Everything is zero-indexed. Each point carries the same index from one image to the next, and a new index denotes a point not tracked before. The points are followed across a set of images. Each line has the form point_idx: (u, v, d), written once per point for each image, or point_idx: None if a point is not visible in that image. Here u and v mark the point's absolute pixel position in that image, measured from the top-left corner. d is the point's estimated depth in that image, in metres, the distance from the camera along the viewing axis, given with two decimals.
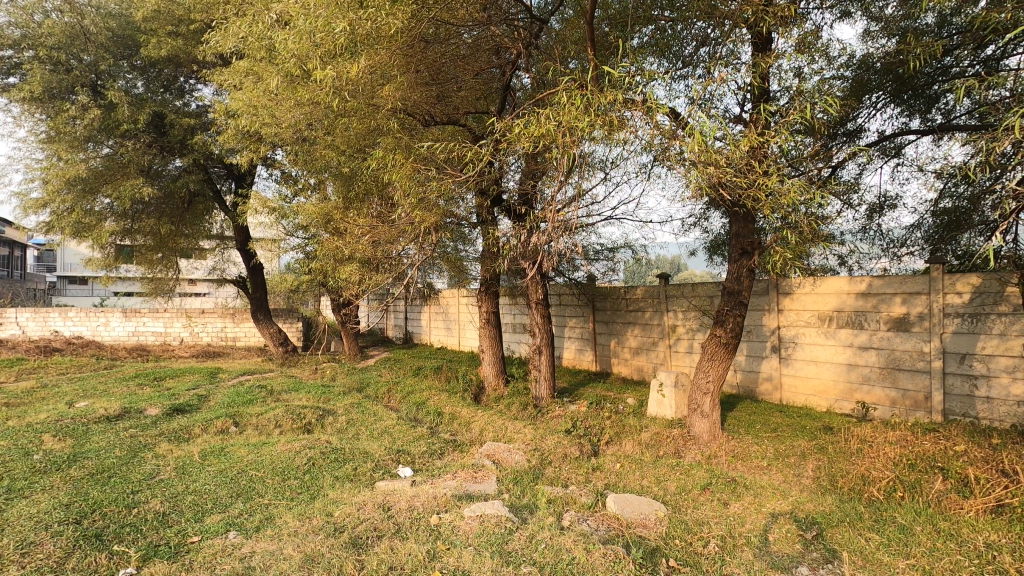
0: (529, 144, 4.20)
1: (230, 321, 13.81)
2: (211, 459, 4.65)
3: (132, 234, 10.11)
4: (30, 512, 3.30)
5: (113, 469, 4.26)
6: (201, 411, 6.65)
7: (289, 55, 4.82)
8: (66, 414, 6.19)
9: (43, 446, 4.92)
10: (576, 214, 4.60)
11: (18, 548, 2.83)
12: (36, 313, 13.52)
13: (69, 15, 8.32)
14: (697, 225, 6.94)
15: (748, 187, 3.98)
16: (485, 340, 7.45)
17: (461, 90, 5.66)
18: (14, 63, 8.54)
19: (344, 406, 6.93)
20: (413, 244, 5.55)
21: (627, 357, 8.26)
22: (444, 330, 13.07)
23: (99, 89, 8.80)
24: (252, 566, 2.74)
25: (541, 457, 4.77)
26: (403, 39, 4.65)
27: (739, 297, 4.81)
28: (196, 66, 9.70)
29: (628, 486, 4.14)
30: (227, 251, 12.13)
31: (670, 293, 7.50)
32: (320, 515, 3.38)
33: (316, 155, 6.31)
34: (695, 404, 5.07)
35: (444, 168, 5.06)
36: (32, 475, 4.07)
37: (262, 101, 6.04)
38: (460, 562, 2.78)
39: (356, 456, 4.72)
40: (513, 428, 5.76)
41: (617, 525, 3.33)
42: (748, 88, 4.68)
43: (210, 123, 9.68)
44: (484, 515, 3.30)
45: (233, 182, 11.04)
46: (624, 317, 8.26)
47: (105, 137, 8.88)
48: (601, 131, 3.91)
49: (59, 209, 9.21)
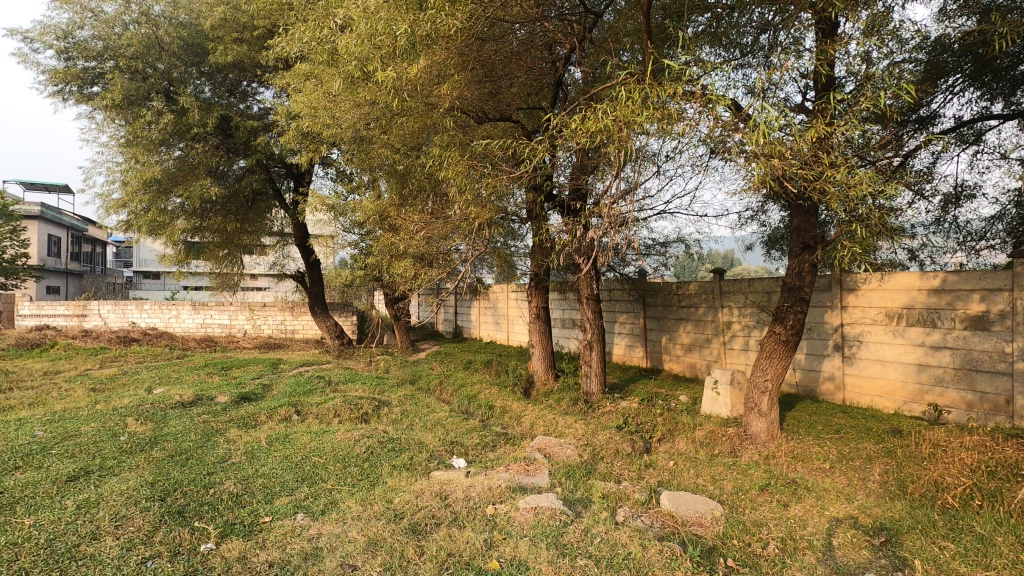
0: (584, 139, 4.18)
1: (289, 315, 14.39)
2: (276, 445, 4.90)
3: (201, 231, 10.74)
4: (121, 488, 3.59)
5: (190, 452, 4.56)
6: (266, 400, 7.02)
7: (350, 58, 4.92)
8: (146, 400, 6.67)
9: (127, 428, 5.33)
10: (630, 208, 4.55)
11: (113, 521, 3.09)
12: (115, 306, 14.59)
13: (146, 26, 8.74)
14: (754, 219, 6.72)
15: (814, 180, 3.84)
16: (535, 334, 7.48)
17: (513, 86, 5.68)
18: (97, 73, 9.00)
19: (398, 397, 7.14)
20: (466, 240, 5.64)
21: (679, 354, 8.11)
22: (493, 325, 13.20)
23: (172, 95, 9.27)
24: (320, 547, 2.88)
25: (592, 452, 4.78)
26: (460, 39, 4.72)
27: (801, 293, 4.63)
28: (259, 70, 10.15)
29: (682, 484, 4.08)
30: (286, 248, 12.67)
31: (726, 288, 7.29)
32: (381, 501, 3.52)
33: (373, 154, 6.49)
34: (752, 403, 4.93)
35: (498, 164, 5.13)
36: (120, 454, 4.42)
37: (322, 102, 6.26)
38: (516, 551, 2.83)
39: (412, 446, 4.87)
40: (564, 423, 5.78)
41: (672, 523, 3.30)
42: (811, 76, 4.49)
43: (271, 124, 10.13)
44: (539, 507, 3.36)
45: (293, 181, 11.51)
46: (676, 313, 8.12)
47: (177, 140, 9.42)
48: (659, 124, 3.84)
49: (136, 209, 9.91)
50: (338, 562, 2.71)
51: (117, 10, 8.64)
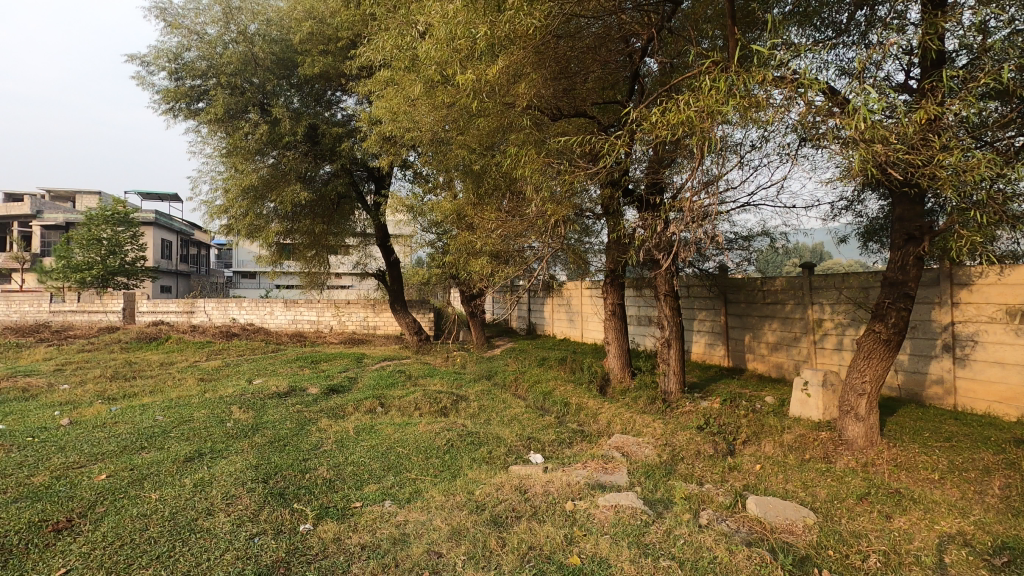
0: (664, 133, 4.08)
1: (371, 312, 15.08)
2: (363, 434, 5.17)
3: (292, 233, 11.49)
4: (230, 470, 3.93)
5: (287, 439, 4.91)
6: (352, 392, 7.42)
7: (430, 63, 5.09)
8: (247, 389, 7.25)
9: (232, 415, 5.81)
10: (713, 201, 4.39)
11: (225, 499, 3.40)
12: (218, 303, 15.92)
13: (243, 44, 9.36)
14: (850, 210, 6.26)
15: (922, 164, 3.54)
16: (611, 332, 7.39)
17: (588, 81, 5.64)
18: (202, 90, 9.80)
19: (475, 392, 7.31)
20: (541, 238, 5.68)
21: (764, 353, 7.72)
22: (567, 322, 13.18)
23: (266, 107, 9.93)
24: (407, 533, 3.02)
25: (672, 453, 4.67)
26: (538, 37, 4.72)
27: (904, 288, 4.27)
28: (343, 80, 10.68)
29: (770, 489, 3.90)
30: (368, 248, 13.29)
31: (816, 284, 6.85)
32: (463, 492, 3.63)
33: (450, 155, 6.68)
34: (847, 406, 4.61)
35: (575, 161, 5.11)
36: (227, 439, 4.84)
37: (402, 107, 6.46)
38: (597, 548, 2.83)
39: (490, 440, 4.98)
40: (641, 422, 5.68)
41: (760, 528, 3.16)
42: (917, 52, 4.14)
43: (354, 130, 10.66)
44: (619, 506, 3.33)
45: (374, 184, 12.05)
46: (761, 310, 7.73)
47: (271, 149, 10.10)
48: (745, 113, 3.67)
49: (236, 214, 10.76)
50: (424, 549, 2.82)
51: (219, 31, 9.28)
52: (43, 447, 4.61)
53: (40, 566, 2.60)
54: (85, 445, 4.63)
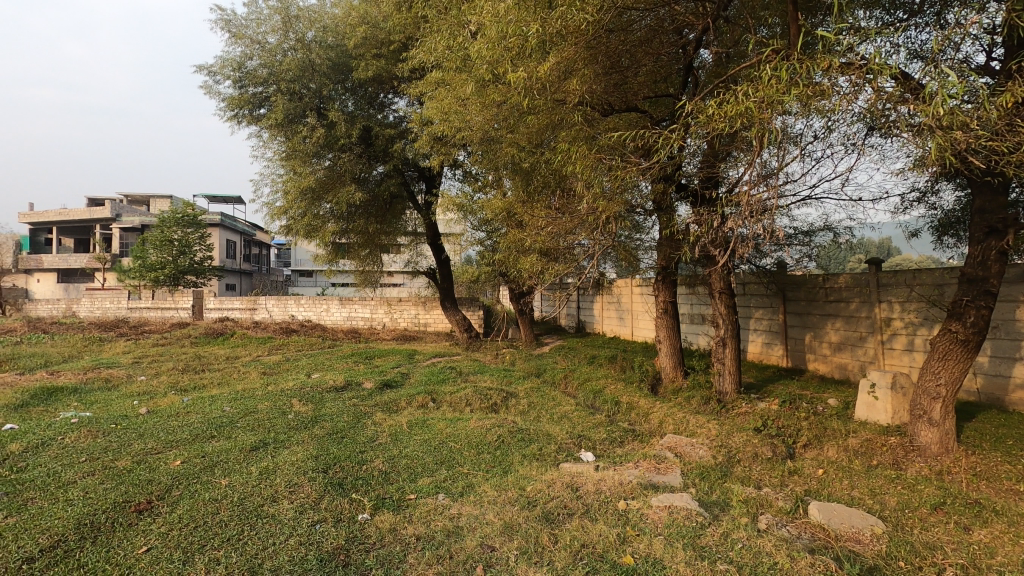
0: (721, 125, 3.96)
1: (423, 309, 15.39)
2: (416, 429, 5.29)
3: (347, 233, 11.86)
4: (293, 459, 4.12)
5: (344, 431, 5.08)
6: (405, 387, 7.61)
7: (482, 62, 5.13)
8: (307, 383, 7.55)
9: (293, 407, 6.08)
10: (773, 195, 4.23)
11: (288, 487, 3.57)
12: (279, 300, 16.65)
13: (301, 51, 9.71)
14: (922, 202, 5.88)
15: (1007, 151, 3.29)
16: (663, 330, 7.24)
17: (640, 75, 5.55)
18: (264, 97, 10.24)
19: (525, 389, 7.34)
20: (591, 235, 5.63)
21: (826, 353, 7.38)
22: (617, 320, 13.02)
23: (322, 111, 10.28)
24: (461, 526, 3.07)
25: (728, 454, 4.55)
26: (590, 32, 4.69)
27: (985, 285, 3.99)
28: (395, 82, 10.92)
29: (833, 495, 3.73)
30: (419, 246, 13.58)
31: (885, 281, 6.49)
32: (515, 487, 3.66)
33: (500, 154, 6.72)
34: (919, 410, 4.34)
35: (627, 156, 5.03)
36: (289, 430, 5.06)
37: (453, 106, 6.51)
38: (651, 548, 2.79)
39: (541, 436, 4.99)
40: (695, 422, 5.55)
41: (823, 536, 3.03)
42: (1002, 30, 3.85)
43: (405, 131, 10.89)
44: (674, 506, 3.28)
45: (425, 183, 12.26)
46: (823, 309, 7.39)
47: (327, 151, 10.46)
48: (808, 102, 3.52)
49: (295, 215, 11.21)
50: (477, 542, 2.86)
51: (278, 39, 9.68)
52: (125, 433, 4.97)
53: (125, 544, 2.81)
54: (162, 433, 4.95)
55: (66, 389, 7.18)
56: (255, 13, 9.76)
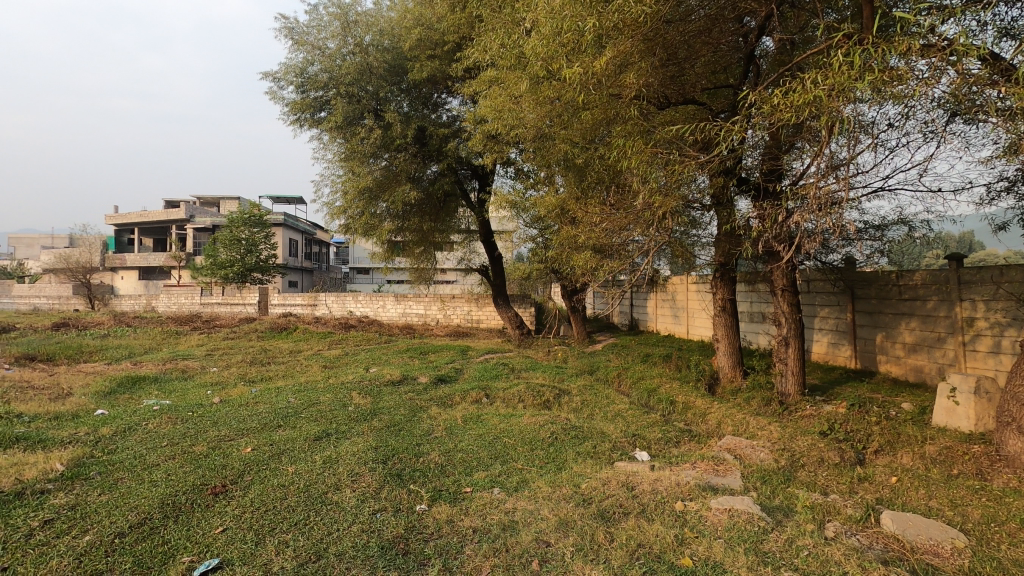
0: (788, 116, 3.80)
1: (475, 306, 15.60)
2: (470, 423, 5.38)
3: (403, 231, 12.16)
4: (353, 450, 4.28)
5: (401, 424, 5.23)
6: (458, 382, 7.74)
7: (537, 59, 5.13)
8: (365, 377, 7.81)
9: (353, 399, 6.30)
10: (844, 187, 4.03)
11: (350, 476, 3.71)
12: (338, 297, 17.27)
13: (359, 55, 10.00)
14: (1012, 192, 5.43)
15: None
16: (720, 329, 7.03)
17: (698, 67, 5.40)
18: (324, 100, 10.60)
19: (577, 387, 7.31)
20: (646, 232, 5.53)
21: (899, 354, 6.96)
22: (671, 318, 12.73)
23: (379, 113, 10.55)
24: (516, 520, 3.10)
25: (791, 458, 4.38)
26: (647, 24, 4.60)
27: None
28: (449, 82, 11.08)
29: (908, 504, 3.52)
30: (472, 244, 13.75)
31: (967, 278, 6.04)
32: (569, 484, 3.66)
33: (553, 150, 6.70)
34: (1006, 417, 4.02)
35: (685, 150, 4.91)
36: (349, 422, 5.25)
37: (506, 104, 6.54)
38: (710, 551, 2.73)
39: (594, 434, 4.97)
40: (755, 424, 5.37)
41: (898, 547, 2.87)
42: None
43: (459, 130, 11.04)
44: (734, 509, 3.19)
45: (477, 182, 12.40)
46: (896, 307, 6.97)
47: (384, 152, 10.75)
48: (883, 87, 3.33)
49: (353, 214, 11.59)
50: (533, 537, 2.88)
51: (338, 44, 9.99)
52: (201, 421, 5.29)
53: (204, 524, 3.00)
54: (233, 422, 5.24)
55: (148, 379, 7.73)
56: (316, 20, 10.12)
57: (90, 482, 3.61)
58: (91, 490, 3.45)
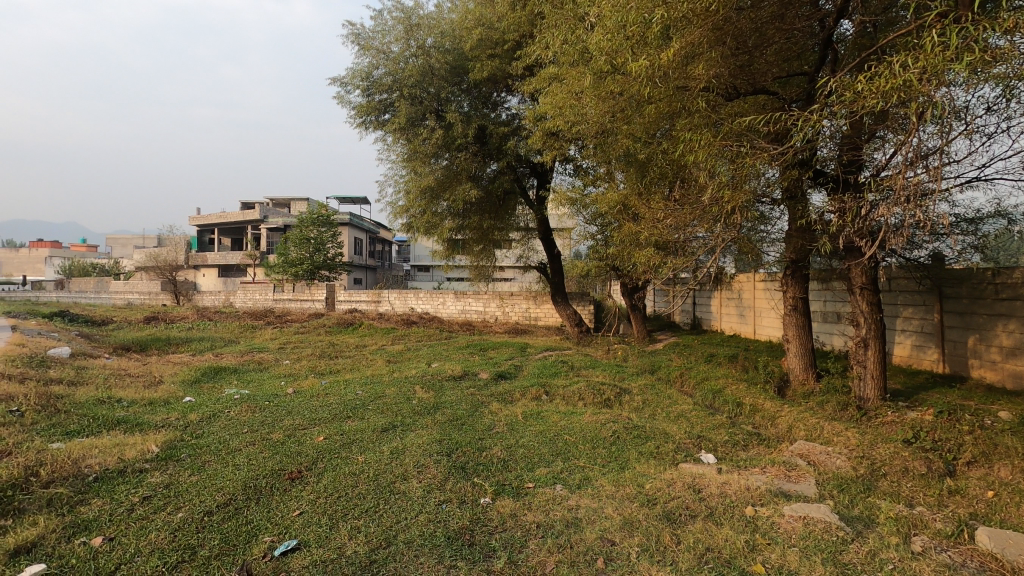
0: (873, 102, 3.57)
1: (534, 303, 15.63)
2: (530, 420, 5.41)
3: (463, 229, 12.35)
4: (418, 442, 4.40)
5: (464, 419, 5.33)
6: (518, 379, 7.80)
7: (601, 54, 5.05)
8: (427, 371, 8.01)
9: (417, 393, 6.48)
10: (934, 177, 3.74)
11: (416, 467, 3.82)
12: (400, 294, 17.76)
13: (421, 57, 10.22)
14: None
15: None
16: (792, 329, 6.70)
17: (769, 55, 5.17)
18: (388, 103, 10.90)
19: (638, 386, 7.19)
20: (712, 228, 5.36)
21: (996, 359, 6.40)
22: (737, 317, 12.28)
23: (441, 113, 10.74)
24: (579, 518, 3.10)
25: (871, 467, 4.13)
26: (717, 14, 4.44)
27: None
28: (508, 81, 11.14)
29: (1009, 522, 3.23)
30: (530, 241, 13.78)
31: None
32: (632, 484, 3.62)
33: (615, 146, 6.60)
34: None
35: (756, 142, 4.71)
36: (413, 415, 5.40)
37: (568, 100, 6.50)
38: (785, 559, 2.62)
39: (657, 434, 4.88)
40: (831, 429, 5.09)
41: (997, 567, 2.64)
42: None
43: (518, 128, 11.08)
44: (809, 517, 3.05)
45: (536, 179, 12.40)
46: (991, 308, 6.41)
47: (444, 151, 10.95)
48: (985, 68, 3.07)
49: (415, 212, 11.88)
50: (597, 535, 2.86)
51: (401, 48, 10.23)
52: (276, 410, 5.60)
53: (283, 506, 3.19)
54: (306, 412, 5.51)
55: (228, 369, 8.24)
56: (381, 25, 10.41)
57: (182, 464, 3.90)
58: (182, 471, 3.73)
